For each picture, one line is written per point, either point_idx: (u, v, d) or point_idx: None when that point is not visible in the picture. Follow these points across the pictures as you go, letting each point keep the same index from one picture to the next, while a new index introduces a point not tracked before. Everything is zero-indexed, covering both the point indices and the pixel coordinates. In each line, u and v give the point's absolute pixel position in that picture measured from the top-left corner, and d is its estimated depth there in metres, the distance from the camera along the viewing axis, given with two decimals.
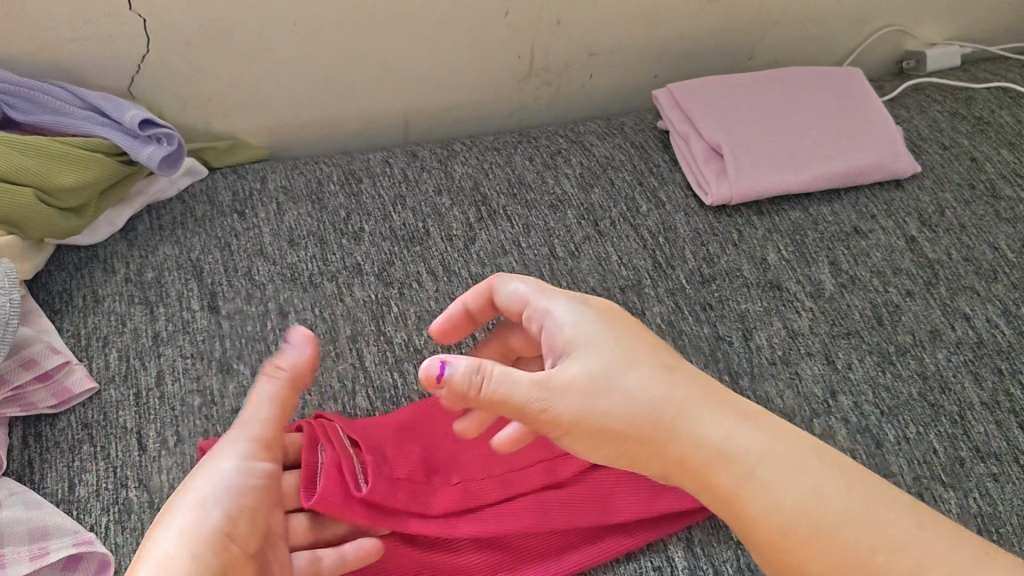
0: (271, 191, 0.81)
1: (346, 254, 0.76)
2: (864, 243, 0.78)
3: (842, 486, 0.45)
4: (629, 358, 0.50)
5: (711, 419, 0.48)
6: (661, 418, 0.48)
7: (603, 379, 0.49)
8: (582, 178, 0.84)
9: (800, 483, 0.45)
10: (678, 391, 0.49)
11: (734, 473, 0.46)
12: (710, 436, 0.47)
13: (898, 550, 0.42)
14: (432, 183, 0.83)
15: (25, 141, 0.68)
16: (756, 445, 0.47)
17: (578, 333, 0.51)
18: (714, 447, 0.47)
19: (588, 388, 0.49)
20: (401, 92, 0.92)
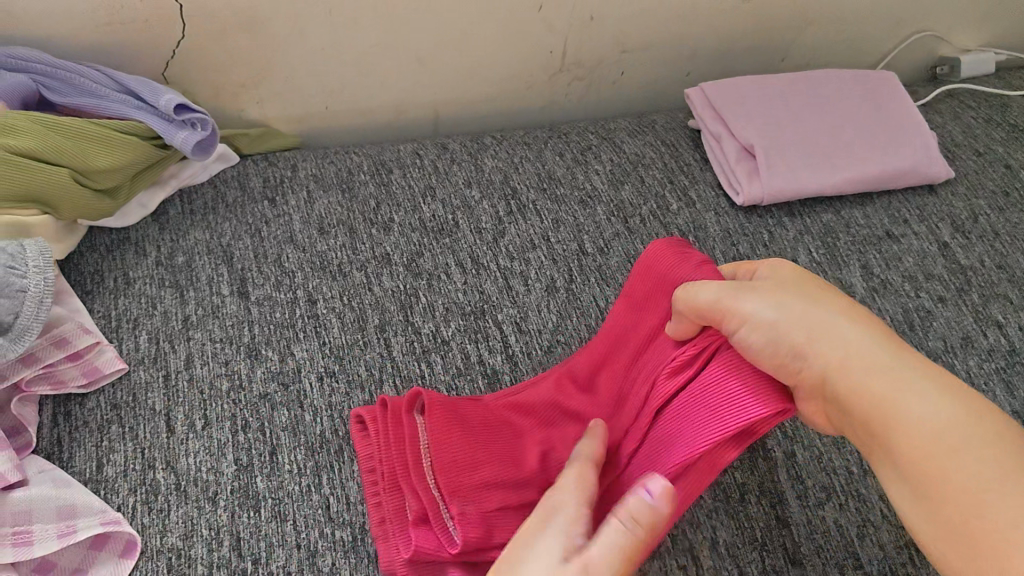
0: (302, 179, 0.81)
1: (375, 244, 0.76)
2: (896, 247, 0.78)
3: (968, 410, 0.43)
4: (819, 290, 0.50)
5: (869, 340, 0.47)
6: (843, 338, 0.47)
7: (796, 299, 0.50)
8: (611, 174, 0.83)
9: (937, 403, 0.44)
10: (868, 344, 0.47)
11: (880, 379, 0.45)
12: (871, 352, 0.46)
13: (983, 460, 0.41)
14: (462, 175, 0.83)
15: (62, 122, 0.69)
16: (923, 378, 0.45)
17: (789, 280, 0.51)
18: (875, 364, 0.46)
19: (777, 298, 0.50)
20: (433, 84, 0.92)
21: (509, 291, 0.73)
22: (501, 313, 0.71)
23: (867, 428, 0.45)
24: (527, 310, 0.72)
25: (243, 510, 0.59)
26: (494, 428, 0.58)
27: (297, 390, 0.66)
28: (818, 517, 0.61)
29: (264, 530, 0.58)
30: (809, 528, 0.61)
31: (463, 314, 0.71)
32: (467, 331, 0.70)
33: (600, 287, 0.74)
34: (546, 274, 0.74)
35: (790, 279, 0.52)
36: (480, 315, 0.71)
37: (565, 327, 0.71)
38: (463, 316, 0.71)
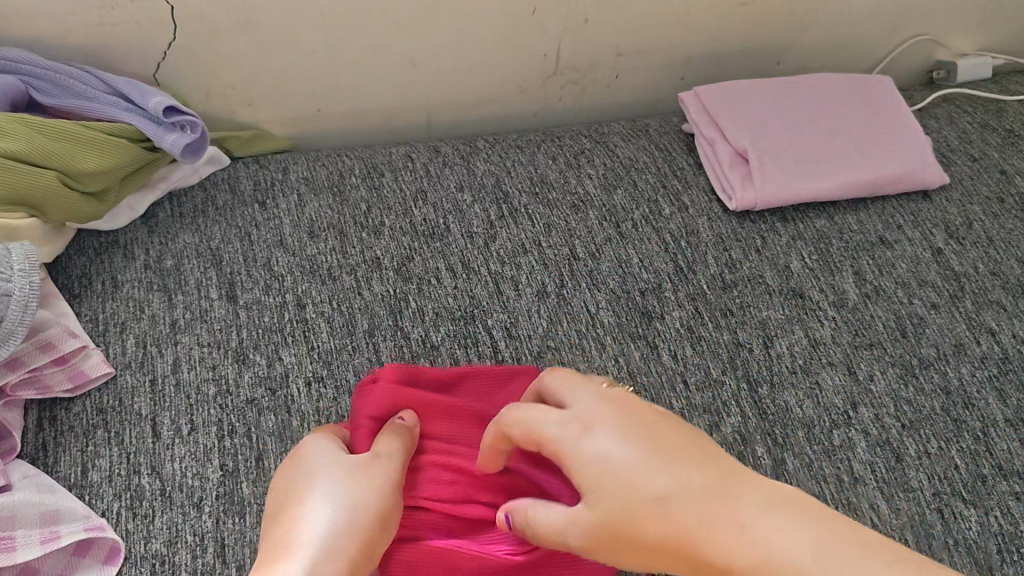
0: (293, 182, 0.81)
1: (366, 248, 0.75)
2: (890, 253, 0.77)
3: (821, 539, 0.39)
4: (632, 448, 0.46)
5: (705, 502, 0.42)
6: (674, 524, 0.42)
7: (626, 486, 0.44)
8: (604, 179, 0.83)
9: (774, 533, 0.40)
10: (695, 511, 0.42)
11: (724, 556, 0.40)
12: (719, 536, 0.41)
13: None
14: (453, 178, 0.82)
15: (49, 124, 0.68)
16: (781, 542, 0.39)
17: (610, 462, 0.45)
18: (721, 545, 0.41)
19: (590, 481, 0.45)
20: (425, 88, 0.92)
21: (499, 296, 0.72)
22: (491, 318, 0.71)
23: None
24: (517, 316, 0.71)
25: (228, 516, 0.59)
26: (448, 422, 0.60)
27: (285, 395, 0.65)
28: None
29: (250, 536, 0.58)
30: None
31: (453, 319, 0.71)
32: (457, 336, 0.70)
33: (590, 293, 0.73)
34: (537, 278, 0.74)
35: (618, 449, 0.46)
36: (469, 320, 0.71)
37: (555, 333, 0.70)
38: (452, 321, 0.71)
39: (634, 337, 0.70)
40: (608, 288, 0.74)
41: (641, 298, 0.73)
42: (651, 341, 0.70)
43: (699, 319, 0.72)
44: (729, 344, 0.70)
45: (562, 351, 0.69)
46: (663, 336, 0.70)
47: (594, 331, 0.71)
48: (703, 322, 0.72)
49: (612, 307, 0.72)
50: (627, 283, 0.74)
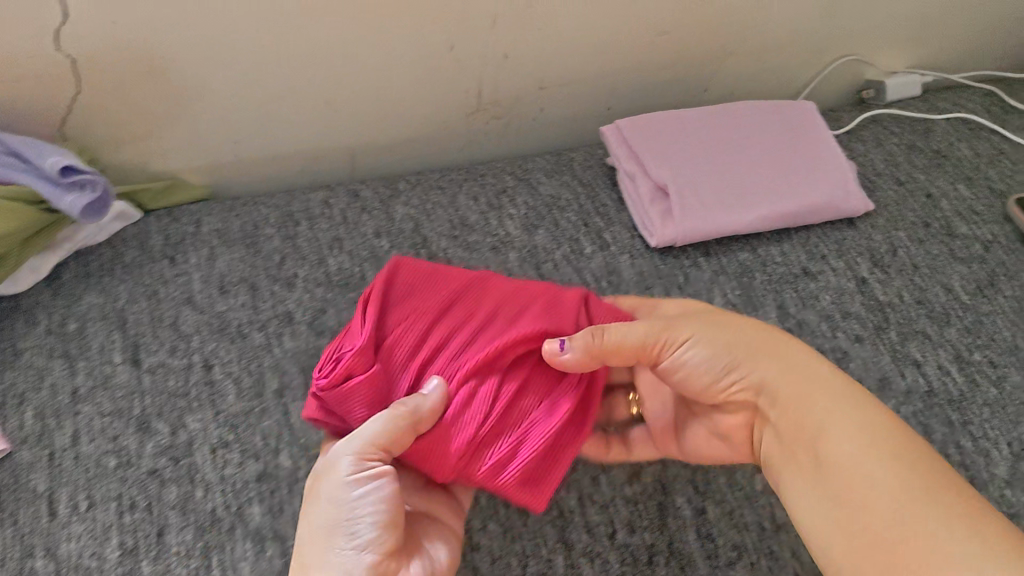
0: (205, 235, 0.79)
1: (278, 301, 0.73)
2: (813, 286, 0.76)
3: (903, 480, 0.49)
4: (780, 375, 0.57)
5: (840, 427, 0.53)
6: (825, 435, 0.53)
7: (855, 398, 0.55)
8: (526, 219, 0.81)
9: (872, 462, 0.50)
10: (850, 403, 0.54)
11: (832, 437, 0.52)
12: (849, 436, 0.52)
13: (914, 519, 0.47)
14: (371, 225, 0.80)
15: None
16: (856, 451, 0.51)
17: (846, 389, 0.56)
18: (848, 440, 0.52)
19: (712, 357, 0.59)
20: (346, 128, 0.90)
21: None
22: None
23: (814, 467, 0.53)
24: None
25: None
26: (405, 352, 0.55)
27: (189, 464, 0.63)
28: None
29: None
30: None
31: None
32: None
33: None
34: None
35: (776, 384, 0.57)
36: None
37: None
38: None
39: None
40: None
41: None
42: None
43: None
44: None
45: None
46: None
47: None
48: None
49: None
50: None
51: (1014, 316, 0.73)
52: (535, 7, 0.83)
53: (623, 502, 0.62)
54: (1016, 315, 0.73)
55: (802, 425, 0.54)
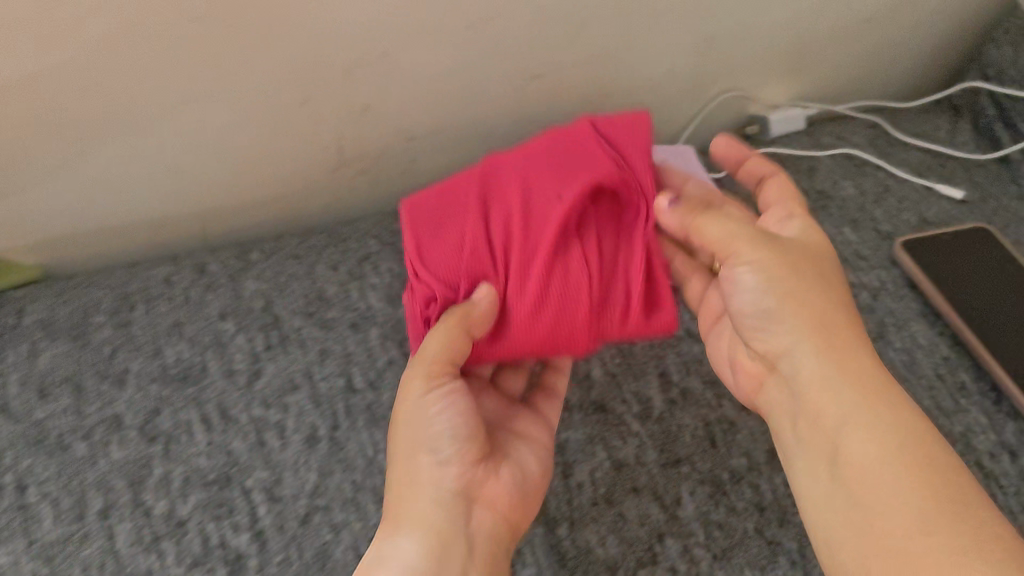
0: (26, 326, 0.69)
1: (106, 403, 0.65)
2: (697, 347, 0.71)
3: (925, 508, 0.42)
4: (797, 334, 0.50)
5: (857, 422, 0.47)
6: (832, 420, 0.48)
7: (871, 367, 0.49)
8: (389, 288, 0.74)
9: (885, 470, 0.44)
10: (871, 389, 0.47)
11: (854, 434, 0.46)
12: (869, 438, 0.46)
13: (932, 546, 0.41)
14: (217, 305, 0.71)
15: None
16: (867, 448, 0.46)
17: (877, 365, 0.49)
18: (865, 438, 0.46)
19: (749, 309, 0.52)
20: (193, 193, 0.82)
21: (261, 449, 0.63)
22: (251, 478, 0.61)
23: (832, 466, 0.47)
24: (281, 472, 0.62)
25: None
26: (449, 222, 0.54)
27: None
28: None
29: None
30: None
31: (205, 484, 0.61)
32: (209, 505, 0.60)
33: (367, 432, 0.64)
34: (307, 421, 0.64)
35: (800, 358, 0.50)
36: (225, 482, 0.61)
37: (326, 487, 0.61)
38: (204, 487, 0.61)
39: None
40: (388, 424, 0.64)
41: None
42: None
43: None
44: None
45: (333, 511, 0.60)
46: None
47: (372, 479, 0.62)
48: None
49: None
50: None
51: (906, 371, 0.69)
52: (392, 56, 0.75)
53: None
54: (907, 370, 0.69)
55: (823, 411, 0.48)
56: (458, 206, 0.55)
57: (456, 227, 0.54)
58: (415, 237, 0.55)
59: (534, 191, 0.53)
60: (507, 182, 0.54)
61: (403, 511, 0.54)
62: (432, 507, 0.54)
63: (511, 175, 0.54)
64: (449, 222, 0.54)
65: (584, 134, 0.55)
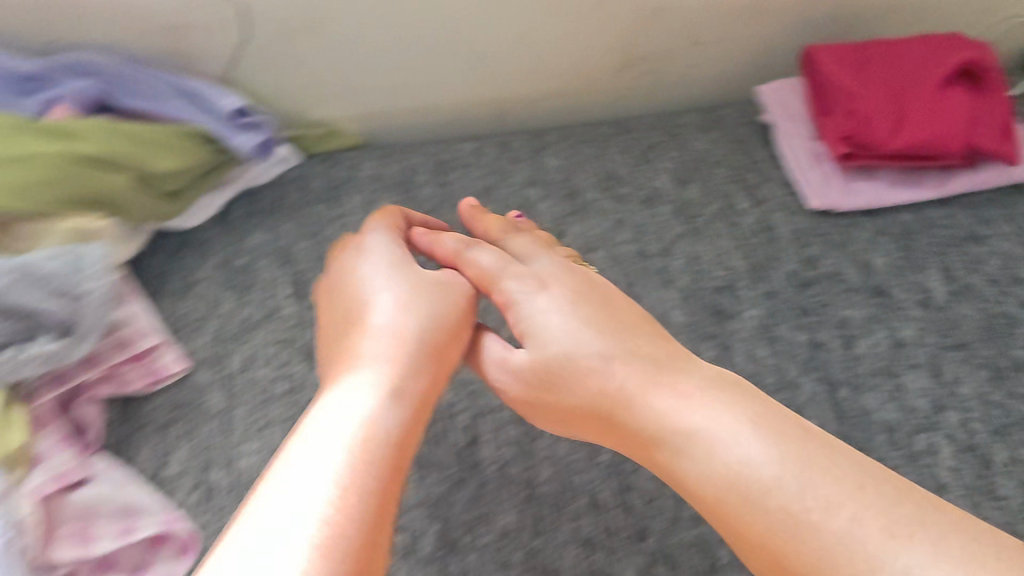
0: (363, 180, 0.81)
1: (433, 246, 0.75)
2: (979, 251, 0.74)
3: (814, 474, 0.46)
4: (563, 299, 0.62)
5: (692, 451, 0.50)
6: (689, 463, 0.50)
7: (671, 428, 0.52)
8: (677, 172, 0.80)
9: (773, 469, 0.47)
10: (617, 364, 0.56)
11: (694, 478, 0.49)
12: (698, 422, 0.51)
13: (862, 522, 0.44)
14: (523, 175, 0.81)
15: (135, 125, 0.70)
16: (756, 453, 0.48)
17: (688, 417, 0.51)
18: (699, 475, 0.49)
19: (548, 343, 0.59)
20: (495, 83, 0.88)
21: None
22: None
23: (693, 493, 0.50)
24: None
25: None
26: (856, 70, 0.77)
27: None
28: None
29: None
30: None
31: None
32: None
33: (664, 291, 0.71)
34: (607, 277, 0.72)
35: (679, 403, 0.52)
36: None
37: None
38: None
39: (707, 336, 0.68)
40: (679, 286, 0.71)
41: (714, 295, 0.71)
42: (726, 341, 0.68)
43: (774, 319, 0.69)
44: (805, 346, 0.68)
45: None
46: (737, 336, 0.68)
47: (665, 330, 0.69)
48: (779, 321, 0.69)
49: (686, 306, 0.70)
50: (700, 281, 0.72)
51: None
52: None
53: None
54: None
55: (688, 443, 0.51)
56: (862, 59, 0.78)
57: (862, 72, 0.77)
58: (834, 67, 0.77)
59: (925, 68, 0.76)
60: (903, 56, 0.78)
61: (370, 478, 0.47)
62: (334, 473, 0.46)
63: (904, 55, 0.78)
64: (857, 69, 0.78)
65: (958, 41, 0.79)
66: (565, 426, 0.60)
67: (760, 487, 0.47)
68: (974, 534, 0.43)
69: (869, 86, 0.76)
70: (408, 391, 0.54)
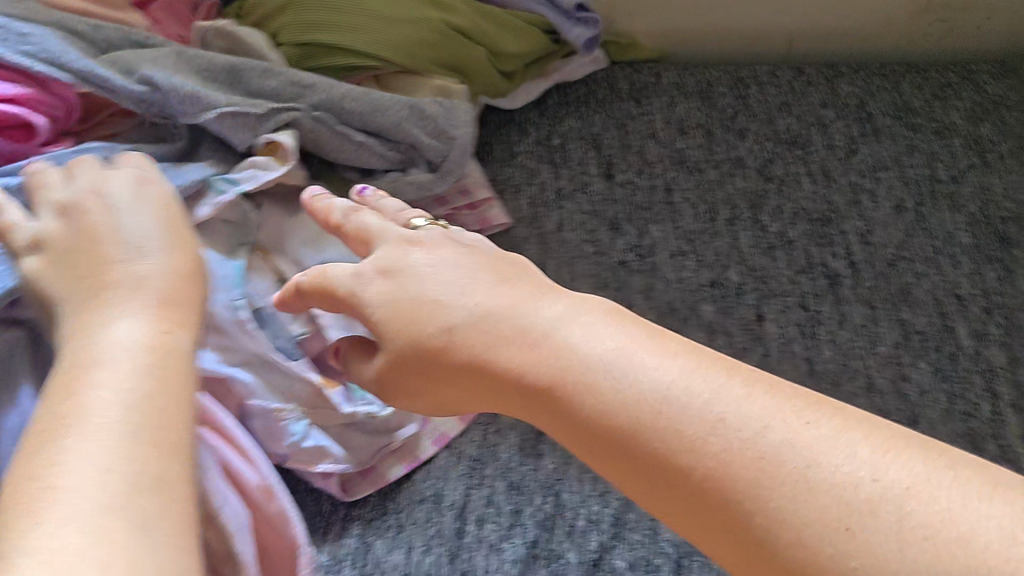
0: (665, 86, 0.89)
1: (731, 147, 0.83)
2: None
3: (752, 407, 0.36)
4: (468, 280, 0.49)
5: (647, 406, 0.38)
6: (621, 404, 0.39)
7: (579, 362, 0.41)
8: (970, 111, 0.83)
9: (687, 420, 0.37)
10: (577, 306, 0.45)
11: (670, 436, 0.37)
12: (610, 380, 0.40)
13: (800, 496, 0.33)
14: (817, 97, 0.86)
15: (489, 10, 0.82)
16: (663, 372, 0.39)
17: (566, 352, 0.42)
18: (672, 422, 0.37)
19: (517, 305, 0.46)
20: (792, 15, 0.93)
21: (856, 205, 0.77)
22: (848, 224, 0.76)
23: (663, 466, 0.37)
24: (873, 225, 0.75)
25: None
26: None
27: (652, 262, 0.75)
28: None
29: None
30: None
31: (811, 220, 0.76)
32: (813, 235, 0.75)
33: (950, 212, 0.76)
34: (896, 194, 0.77)
35: (591, 336, 0.42)
36: (827, 222, 0.76)
37: (911, 245, 0.74)
38: (809, 222, 0.76)
39: (990, 260, 0.73)
40: (968, 211, 0.75)
41: (1001, 224, 0.75)
42: (1009, 265, 0.72)
43: None
44: None
45: (915, 263, 0.73)
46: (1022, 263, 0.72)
47: (950, 248, 0.73)
48: None
49: (972, 229, 0.74)
50: (988, 209, 0.76)
51: None
52: None
53: None
54: None
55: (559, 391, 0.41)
56: None
57: None
58: None
59: None
60: None
61: (160, 384, 0.42)
62: (122, 367, 0.42)
63: None
64: None
65: None
66: (417, 391, 0.51)
67: (678, 430, 0.37)
68: (986, 477, 0.32)
69: None
70: (187, 315, 0.49)
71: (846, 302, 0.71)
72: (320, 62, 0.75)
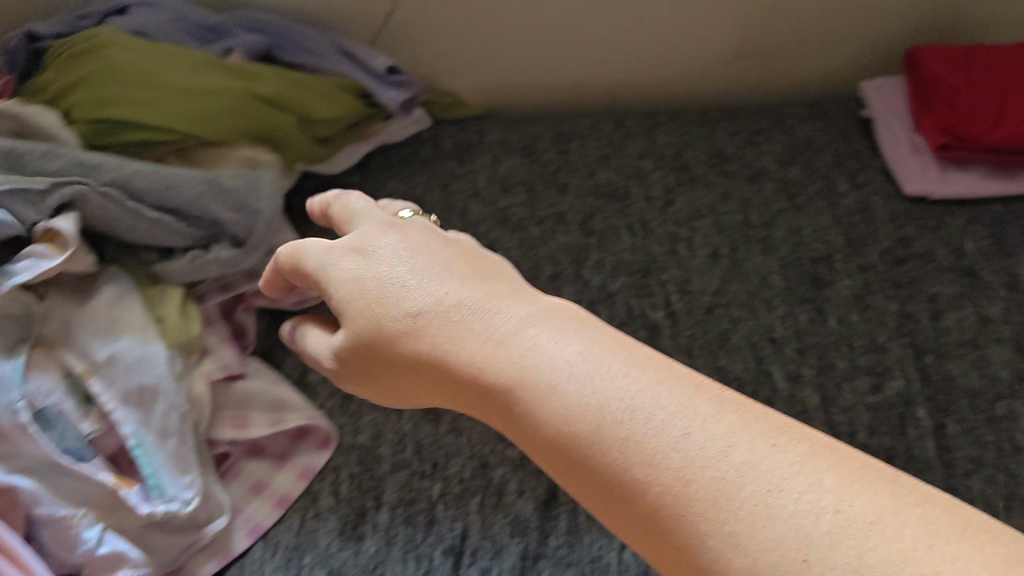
0: (489, 144, 0.89)
1: (552, 203, 0.83)
2: None
3: (719, 425, 0.33)
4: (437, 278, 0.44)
5: (611, 411, 0.35)
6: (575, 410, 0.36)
7: (538, 359, 0.38)
8: (781, 155, 0.86)
9: (650, 434, 0.34)
10: (545, 308, 0.41)
11: (622, 448, 0.34)
12: (569, 386, 0.37)
13: (760, 524, 0.30)
14: (636, 148, 0.87)
15: (294, 76, 0.79)
16: (629, 384, 0.36)
17: (518, 353, 0.39)
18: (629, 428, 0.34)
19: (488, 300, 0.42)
20: (611, 69, 0.94)
21: (674, 254, 0.78)
22: (666, 274, 0.76)
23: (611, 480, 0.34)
24: (690, 273, 0.76)
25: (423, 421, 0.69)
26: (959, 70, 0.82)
27: None
28: (964, 486, 0.63)
29: (444, 440, 0.68)
30: (947, 469, 0.64)
31: (631, 271, 0.77)
32: (633, 287, 0.76)
33: (762, 256, 0.77)
34: (711, 242, 0.79)
35: (555, 338, 0.39)
36: (646, 273, 0.77)
37: (727, 291, 0.75)
38: (630, 273, 0.77)
39: (802, 301, 0.74)
40: (779, 255, 0.77)
41: (811, 265, 0.76)
42: (819, 306, 0.74)
43: (869, 289, 0.74)
44: (896, 314, 0.73)
45: (730, 309, 0.74)
46: (832, 302, 0.74)
47: (764, 292, 0.75)
48: (872, 292, 0.74)
49: (784, 272, 0.76)
50: (799, 251, 0.77)
51: None
52: None
53: (865, 409, 0.67)
54: None
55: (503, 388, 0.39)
56: (965, 61, 0.83)
57: (964, 72, 0.82)
58: (938, 68, 0.82)
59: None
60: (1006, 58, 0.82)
61: None
62: None
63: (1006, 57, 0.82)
64: (959, 69, 0.82)
65: None
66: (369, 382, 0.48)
67: (635, 441, 0.34)
68: (962, 532, 0.29)
69: (969, 85, 0.81)
70: None
71: (667, 353, 0.71)
72: (121, 139, 0.70)
